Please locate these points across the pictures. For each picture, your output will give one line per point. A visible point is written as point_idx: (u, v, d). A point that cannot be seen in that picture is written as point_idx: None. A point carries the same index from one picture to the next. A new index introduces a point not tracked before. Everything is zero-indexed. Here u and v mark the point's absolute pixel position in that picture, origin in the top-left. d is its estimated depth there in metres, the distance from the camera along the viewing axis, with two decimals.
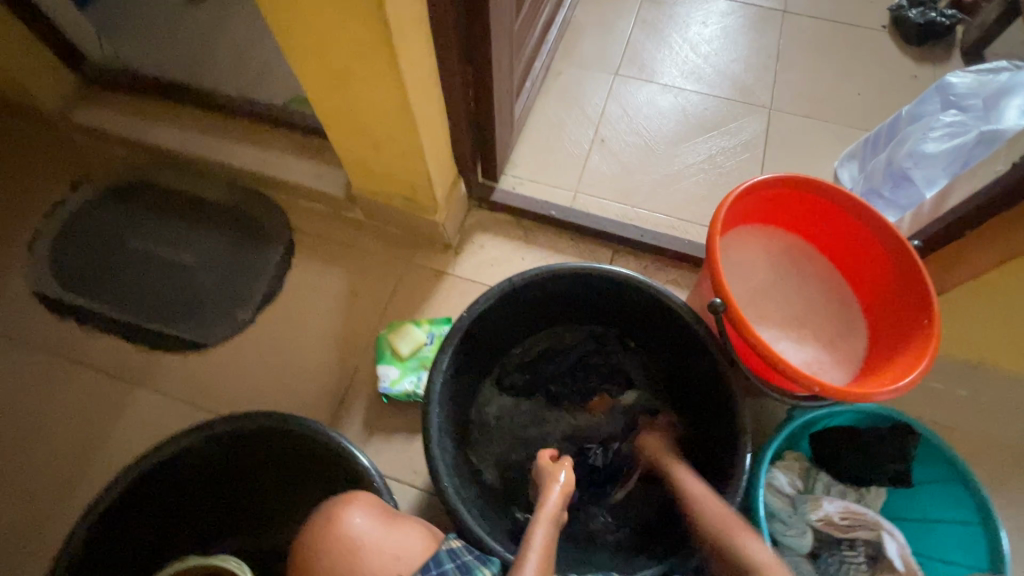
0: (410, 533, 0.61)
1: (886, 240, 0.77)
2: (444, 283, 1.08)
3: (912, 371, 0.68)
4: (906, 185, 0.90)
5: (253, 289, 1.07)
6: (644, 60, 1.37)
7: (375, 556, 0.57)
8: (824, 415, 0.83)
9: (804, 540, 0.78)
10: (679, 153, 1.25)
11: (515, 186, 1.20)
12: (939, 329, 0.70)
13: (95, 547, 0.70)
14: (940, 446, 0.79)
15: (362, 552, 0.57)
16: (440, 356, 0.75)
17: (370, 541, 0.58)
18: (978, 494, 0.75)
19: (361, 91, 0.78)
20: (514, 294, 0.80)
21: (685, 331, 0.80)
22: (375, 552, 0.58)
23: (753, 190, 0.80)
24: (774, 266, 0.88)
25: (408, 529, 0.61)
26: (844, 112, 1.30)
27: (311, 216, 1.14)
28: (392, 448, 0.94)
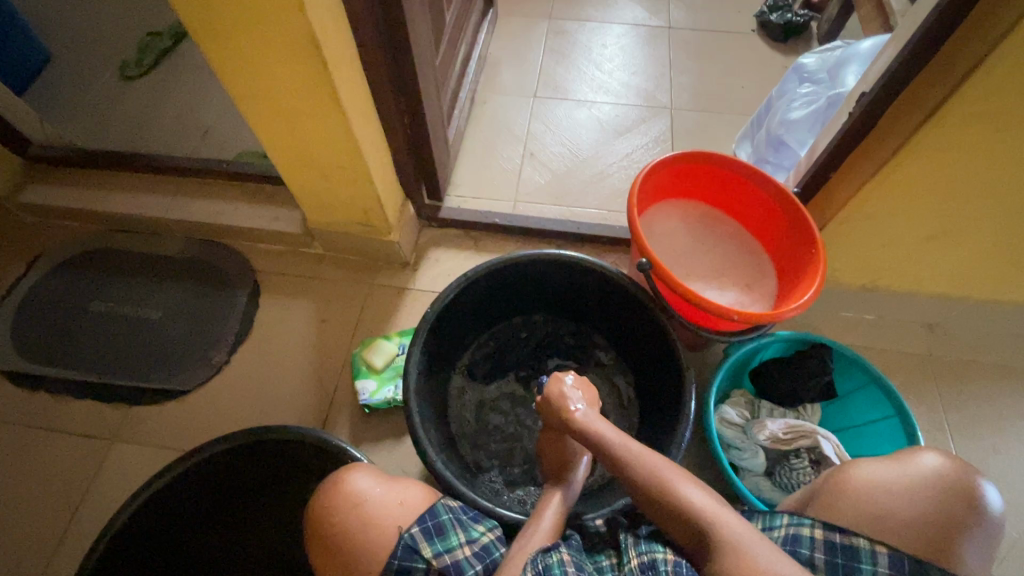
0: (412, 488, 0.69)
1: (772, 193, 0.92)
2: (408, 298, 1.16)
3: (809, 292, 0.82)
4: (785, 149, 1.07)
5: (224, 332, 1.12)
6: (557, 82, 1.55)
7: (383, 506, 0.66)
8: (755, 348, 0.95)
9: (758, 460, 0.89)
10: (600, 155, 1.41)
11: (459, 204, 1.31)
12: (823, 255, 0.84)
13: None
14: (853, 356, 0.92)
15: (368, 504, 0.65)
16: (412, 349, 0.83)
17: (374, 496, 0.66)
18: (889, 391, 0.88)
19: (309, 129, 0.88)
20: (470, 287, 0.90)
21: (623, 295, 0.91)
22: (382, 503, 0.66)
23: (660, 166, 0.94)
24: (691, 231, 1.02)
25: (407, 484, 0.69)
26: (734, 103, 1.50)
27: (273, 256, 1.21)
28: (380, 454, 0.99)
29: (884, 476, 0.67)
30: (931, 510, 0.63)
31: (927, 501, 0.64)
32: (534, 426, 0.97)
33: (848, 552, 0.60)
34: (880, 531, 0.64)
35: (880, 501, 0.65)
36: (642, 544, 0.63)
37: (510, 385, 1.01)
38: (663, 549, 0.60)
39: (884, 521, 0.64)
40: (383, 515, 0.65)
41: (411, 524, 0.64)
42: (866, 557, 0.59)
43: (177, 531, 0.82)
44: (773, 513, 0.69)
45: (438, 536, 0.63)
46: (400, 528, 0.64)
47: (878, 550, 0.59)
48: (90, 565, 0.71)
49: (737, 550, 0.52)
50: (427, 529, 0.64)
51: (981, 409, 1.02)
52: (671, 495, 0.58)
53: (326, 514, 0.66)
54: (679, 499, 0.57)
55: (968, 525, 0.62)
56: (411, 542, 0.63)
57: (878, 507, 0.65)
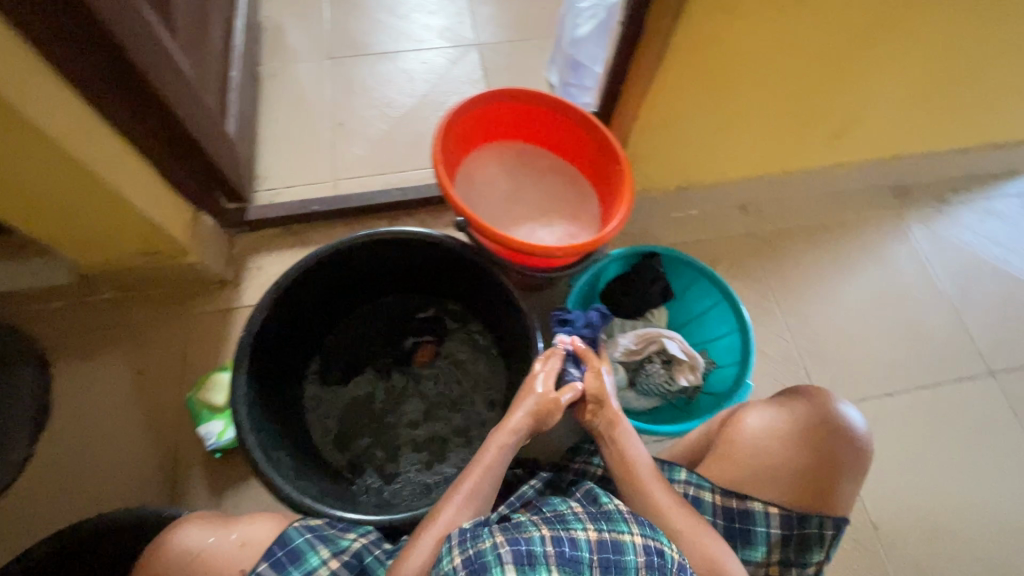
0: (257, 522, 0.64)
1: (575, 119, 0.91)
2: (237, 319, 1.03)
3: (622, 212, 0.84)
4: (583, 69, 1.06)
5: (12, 423, 0.92)
6: (351, 36, 1.39)
7: (221, 553, 0.61)
8: (594, 274, 0.97)
9: (618, 375, 0.93)
10: (415, 110, 1.31)
11: (271, 199, 1.17)
12: (629, 173, 0.86)
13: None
14: (679, 256, 0.98)
15: (203, 556, 0.60)
16: (236, 382, 0.73)
17: (209, 546, 0.61)
18: (716, 282, 0.96)
19: (12, 161, 0.70)
20: (288, 293, 0.80)
21: (456, 258, 0.87)
22: (219, 550, 0.61)
23: (458, 114, 0.88)
24: (510, 174, 1.00)
25: (251, 521, 0.64)
26: (539, 27, 1.46)
27: (53, 316, 1.00)
28: (249, 496, 0.90)
29: (764, 427, 0.75)
30: (807, 459, 0.72)
31: (803, 448, 0.72)
32: (400, 413, 0.93)
33: (745, 515, 0.72)
34: (768, 486, 0.72)
35: (764, 454, 0.73)
36: (645, 528, 0.60)
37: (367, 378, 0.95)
38: (669, 545, 0.59)
39: (770, 475, 0.73)
40: (222, 562, 0.60)
41: (257, 562, 0.60)
42: (761, 518, 0.71)
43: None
44: (672, 467, 0.78)
45: (292, 564, 0.60)
46: (244, 570, 0.59)
47: (771, 512, 0.72)
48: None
49: (688, 540, 0.64)
50: (278, 561, 0.60)
51: (795, 270, 1.14)
52: (644, 486, 0.68)
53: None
54: (650, 492, 0.68)
55: (841, 471, 0.72)
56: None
57: (766, 461, 0.73)
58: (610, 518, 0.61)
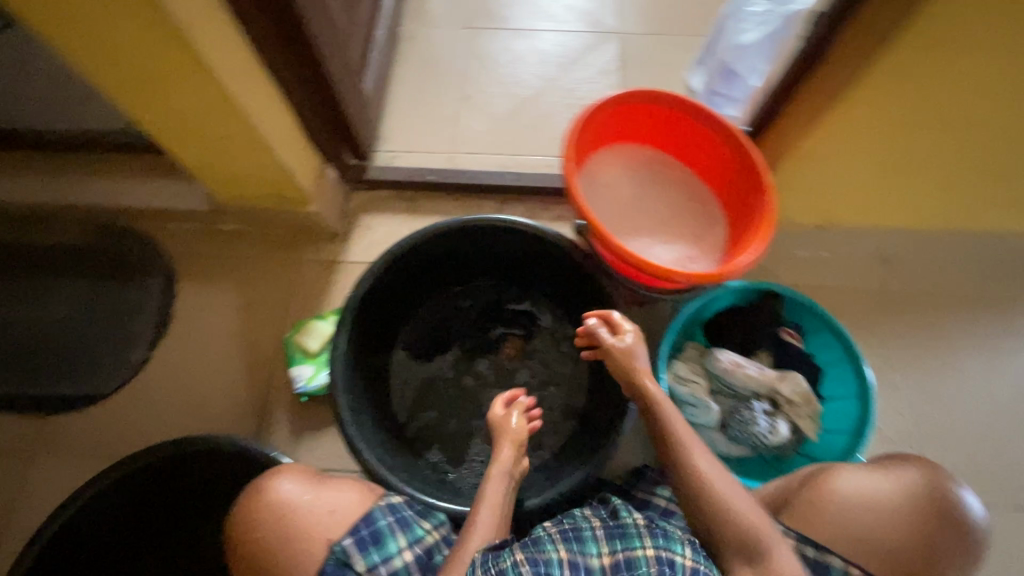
0: (346, 490, 0.68)
1: (721, 135, 0.84)
2: (341, 273, 1.07)
3: (757, 244, 0.76)
4: (737, 79, 0.98)
5: (138, 329, 1.02)
6: (492, 9, 1.37)
7: (311, 516, 0.64)
8: (706, 302, 0.91)
9: (710, 414, 0.87)
10: (543, 93, 1.28)
11: (390, 160, 1.19)
12: (772, 203, 0.78)
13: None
14: (805, 303, 0.90)
15: (296, 515, 0.64)
16: (337, 340, 0.76)
17: (302, 506, 0.64)
18: (841, 336, 0.87)
19: (184, 97, 0.75)
20: (397, 264, 0.82)
21: (564, 260, 0.84)
22: (310, 513, 0.64)
23: (597, 112, 0.84)
24: (637, 181, 0.94)
25: (341, 488, 0.67)
26: (687, 22, 1.36)
27: (185, 236, 1.09)
28: (324, 443, 0.95)
29: (863, 488, 0.67)
30: (901, 531, 0.65)
31: (894, 516, 0.66)
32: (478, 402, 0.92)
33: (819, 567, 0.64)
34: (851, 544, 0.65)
35: (853, 512, 0.66)
36: (660, 539, 0.58)
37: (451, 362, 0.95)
38: (681, 553, 0.57)
39: (856, 533, 0.66)
40: (311, 525, 0.64)
41: (343, 536, 0.64)
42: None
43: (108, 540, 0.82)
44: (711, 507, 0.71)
45: (373, 546, 0.64)
46: (331, 540, 0.63)
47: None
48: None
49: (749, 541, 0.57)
50: (363, 538, 0.64)
51: (933, 341, 1.01)
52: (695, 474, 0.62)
53: (250, 531, 0.64)
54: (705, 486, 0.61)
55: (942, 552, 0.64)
56: (343, 556, 0.62)
57: (851, 515, 0.66)
58: (624, 534, 0.60)
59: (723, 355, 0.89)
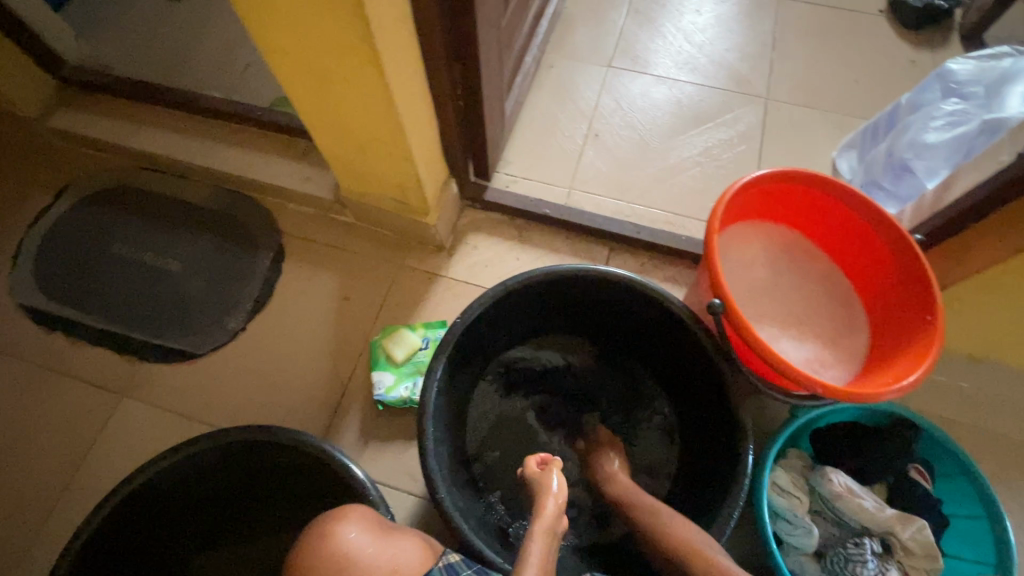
0: (408, 548, 0.56)
1: (889, 236, 0.75)
2: (439, 286, 1.05)
3: (917, 369, 0.67)
4: (907, 176, 0.89)
5: (240, 298, 1.05)
6: (637, 51, 1.34)
7: (373, 574, 0.53)
8: (826, 412, 0.82)
9: (810, 539, 0.77)
10: (674, 146, 1.23)
11: (507, 184, 1.17)
12: (942, 326, 0.68)
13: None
14: (944, 441, 0.79)
15: (358, 570, 0.52)
16: (433, 364, 0.73)
17: (365, 559, 0.53)
18: (982, 488, 0.76)
19: (347, 95, 0.76)
20: (509, 297, 0.78)
21: (683, 332, 0.78)
22: (373, 569, 0.53)
23: (751, 185, 0.78)
24: (773, 263, 0.87)
25: (404, 542, 0.57)
26: (842, 101, 1.27)
27: (301, 219, 1.12)
28: (388, 456, 0.93)
29: None
30: None
31: None
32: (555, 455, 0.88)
33: None
34: None
35: None
36: None
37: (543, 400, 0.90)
38: None
39: None
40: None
41: None
42: None
43: (159, 527, 0.77)
44: None
45: None
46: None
47: None
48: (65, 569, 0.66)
49: None
50: None
51: None
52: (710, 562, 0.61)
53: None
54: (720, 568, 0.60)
55: None
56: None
57: None
58: None
59: (835, 475, 0.79)
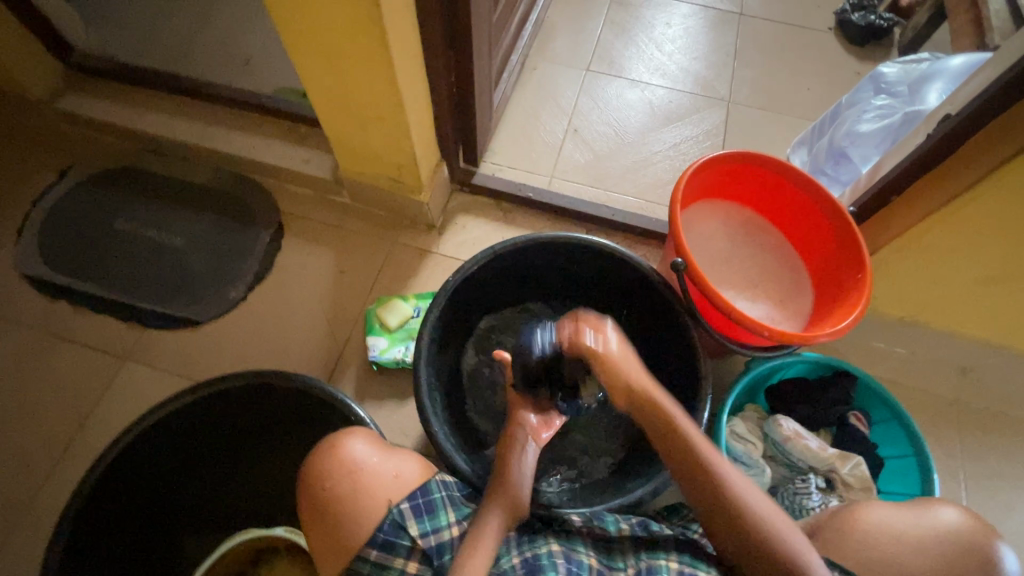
0: (407, 459, 0.67)
1: (826, 209, 0.87)
2: (430, 261, 1.14)
3: (849, 318, 0.77)
4: (845, 163, 1.01)
5: (241, 269, 1.11)
6: (613, 57, 1.47)
7: (376, 478, 0.64)
8: (777, 366, 0.92)
9: (763, 478, 0.87)
10: (646, 141, 1.34)
11: (494, 172, 1.27)
12: (870, 283, 0.79)
13: (87, 521, 0.73)
14: (876, 388, 0.89)
15: (365, 475, 0.63)
16: (428, 317, 0.80)
17: (370, 466, 0.64)
18: (911, 429, 0.86)
19: (354, 76, 0.85)
20: (496, 261, 0.87)
21: (651, 292, 0.87)
22: (376, 475, 0.64)
23: (710, 164, 0.89)
24: (731, 237, 0.98)
25: (404, 455, 0.67)
26: (796, 106, 1.42)
27: (300, 199, 1.19)
28: (381, 414, 1.00)
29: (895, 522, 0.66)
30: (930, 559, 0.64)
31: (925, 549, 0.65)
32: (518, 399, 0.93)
33: None
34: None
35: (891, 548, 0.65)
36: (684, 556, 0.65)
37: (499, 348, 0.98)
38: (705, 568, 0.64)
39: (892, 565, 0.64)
40: (376, 485, 0.63)
41: (401, 499, 0.63)
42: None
43: (165, 471, 0.83)
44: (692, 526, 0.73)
45: (427, 515, 0.62)
46: (390, 502, 0.62)
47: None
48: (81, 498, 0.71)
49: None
50: (417, 506, 0.62)
51: (1003, 463, 0.98)
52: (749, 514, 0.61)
53: (320, 480, 0.64)
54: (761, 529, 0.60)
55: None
56: (399, 518, 0.61)
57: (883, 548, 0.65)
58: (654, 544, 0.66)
59: (784, 421, 0.89)
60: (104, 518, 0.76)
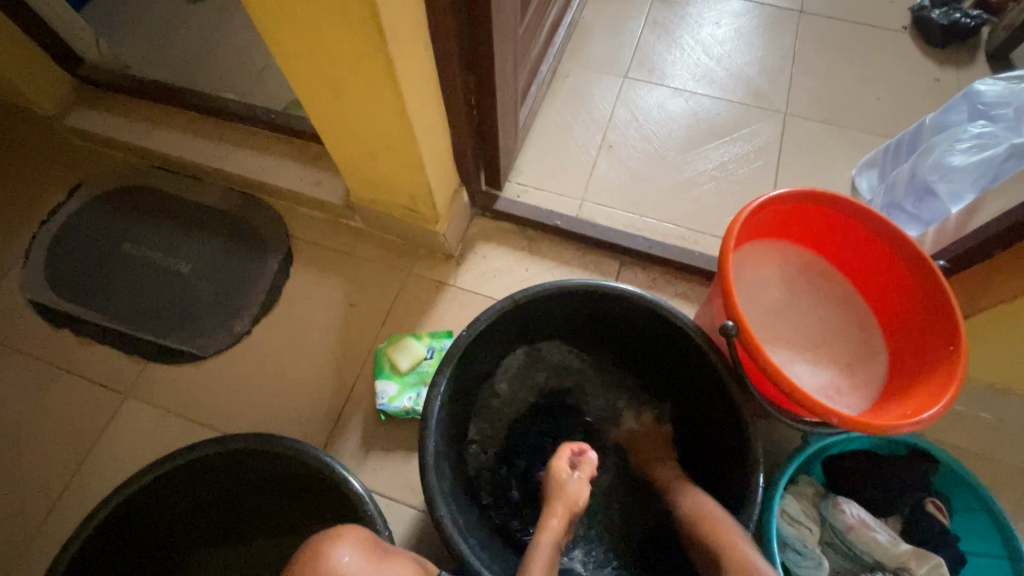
0: (402, 568, 0.55)
1: (909, 262, 0.73)
2: (446, 296, 1.04)
3: (938, 402, 0.64)
4: (930, 200, 0.86)
5: (248, 300, 1.05)
6: (654, 62, 1.33)
7: None
8: (840, 440, 0.79)
9: (821, 572, 0.74)
10: (690, 159, 1.21)
11: (518, 194, 1.16)
12: (967, 357, 0.65)
13: None
14: (962, 473, 0.76)
15: None
16: (437, 378, 0.71)
17: None
18: (1005, 529, 0.72)
19: (360, 102, 0.75)
20: (516, 311, 0.77)
21: (693, 352, 0.75)
22: None
23: (770, 204, 0.76)
24: (788, 284, 0.85)
25: (399, 563, 0.55)
26: (863, 119, 1.25)
27: (311, 223, 1.12)
28: (389, 467, 0.92)
29: None
30: None
31: None
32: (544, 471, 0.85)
33: None
34: None
35: None
36: None
37: (508, 394, 0.90)
38: None
39: None
40: None
41: None
42: None
43: (154, 533, 0.77)
44: None
45: None
46: None
47: None
48: (61, 569, 0.66)
49: None
50: None
51: None
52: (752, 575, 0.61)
53: None
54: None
55: None
56: None
57: None
58: None
59: (848, 507, 0.76)
60: None
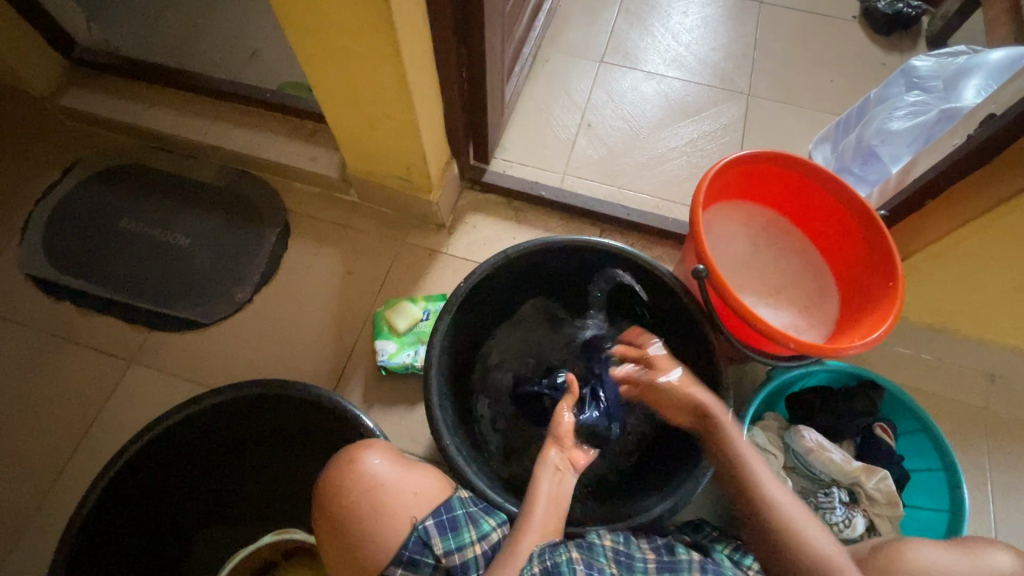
0: (427, 476, 0.65)
1: (857, 213, 0.82)
2: (439, 263, 1.11)
3: (880, 328, 0.74)
4: (874, 162, 0.97)
5: (248, 270, 1.09)
6: (628, 48, 1.42)
7: (396, 495, 0.63)
8: (800, 374, 0.88)
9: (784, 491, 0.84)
10: (662, 136, 1.30)
11: (504, 169, 1.23)
12: (903, 290, 0.75)
13: (91, 534, 0.71)
14: (903, 398, 0.86)
15: (382, 492, 0.62)
16: (439, 324, 0.77)
17: (389, 483, 0.63)
18: (940, 444, 0.82)
19: (362, 73, 0.81)
20: (508, 265, 0.84)
21: (669, 298, 0.84)
22: (395, 492, 0.63)
23: (734, 164, 0.85)
24: (752, 238, 0.94)
25: (423, 471, 0.65)
26: (818, 99, 1.36)
27: (306, 198, 1.16)
28: (391, 419, 0.98)
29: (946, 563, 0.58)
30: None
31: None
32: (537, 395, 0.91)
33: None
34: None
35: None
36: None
37: (500, 347, 0.98)
38: None
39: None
40: (396, 501, 0.63)
41: (426, 516, 0.62)
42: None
43: (171, 481, 0.81)
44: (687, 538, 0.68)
45: (451, 532, 0.62)
46: (415, 519, 0.62)
47: None
48: (89, 509, 0.70)
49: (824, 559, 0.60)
50: (441, 522, 0.62)
51: None
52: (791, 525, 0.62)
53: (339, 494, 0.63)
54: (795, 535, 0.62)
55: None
56: (424, 536, 0.61)
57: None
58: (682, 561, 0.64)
59: (807, 432, 0.85)
60: (110, 529, 0.74)
